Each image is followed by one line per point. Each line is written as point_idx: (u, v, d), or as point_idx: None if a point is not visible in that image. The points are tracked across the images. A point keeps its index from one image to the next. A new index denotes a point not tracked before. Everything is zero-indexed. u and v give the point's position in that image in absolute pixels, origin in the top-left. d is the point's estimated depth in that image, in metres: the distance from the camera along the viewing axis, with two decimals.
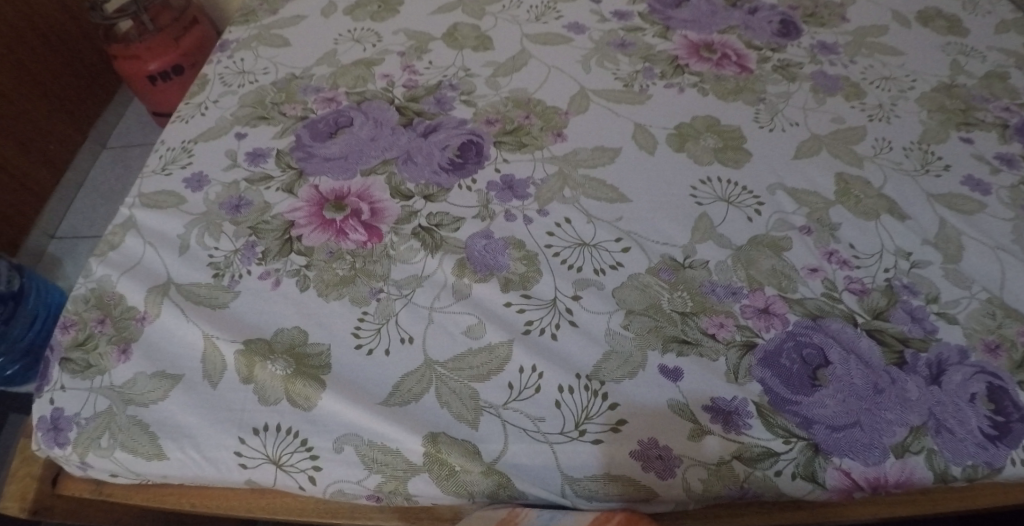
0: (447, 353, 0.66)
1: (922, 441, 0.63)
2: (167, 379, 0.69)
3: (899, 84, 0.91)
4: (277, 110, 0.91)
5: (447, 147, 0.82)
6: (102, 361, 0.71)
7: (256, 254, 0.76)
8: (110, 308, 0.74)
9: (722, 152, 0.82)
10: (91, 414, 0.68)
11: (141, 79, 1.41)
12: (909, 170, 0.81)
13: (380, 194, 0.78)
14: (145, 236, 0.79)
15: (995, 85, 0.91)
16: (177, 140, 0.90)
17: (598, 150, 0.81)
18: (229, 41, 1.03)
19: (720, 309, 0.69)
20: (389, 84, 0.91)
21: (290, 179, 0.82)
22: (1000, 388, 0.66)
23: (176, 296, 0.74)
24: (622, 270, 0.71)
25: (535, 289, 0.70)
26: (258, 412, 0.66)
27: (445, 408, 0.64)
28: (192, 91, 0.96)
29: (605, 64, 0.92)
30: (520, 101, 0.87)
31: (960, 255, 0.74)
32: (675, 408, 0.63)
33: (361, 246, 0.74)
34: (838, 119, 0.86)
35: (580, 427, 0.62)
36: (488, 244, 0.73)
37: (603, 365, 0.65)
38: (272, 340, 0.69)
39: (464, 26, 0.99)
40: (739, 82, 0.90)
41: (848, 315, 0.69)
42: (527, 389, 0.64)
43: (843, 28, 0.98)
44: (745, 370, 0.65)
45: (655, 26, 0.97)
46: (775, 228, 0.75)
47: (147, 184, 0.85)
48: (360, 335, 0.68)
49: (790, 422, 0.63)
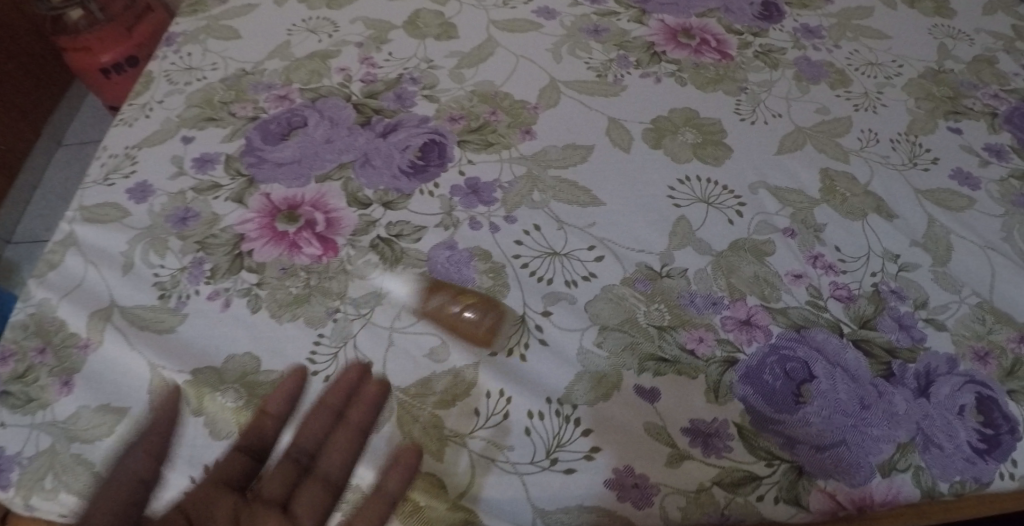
0: (409, 379, 0.62)
1: (910, 458, 0.60)
2: (112, 413, 0.65)
3: (885, 69, 0.86)
4: (227, 110, 0.84)
5: (408, 148, 0.77)
6: (42, 395, 0.66)
7: (205, 272, 0.71)
8: (50, 336, 0.68)
9: (702, 148, 0.77)
10: (34, 453, 0.63)
11: (92, 71, 1.33)
12: (896, 164, 0.77)
13: (336, 202, 0.73)
14: (86, 253, 0.73)
15: (983, 70, 0.87)
16: (120, 146, 0.83)
17: (570, 148, 0.76)
18: (175, 33, 0.95)
19: (699, 323, 0.65)
20: (346, 78, 0.85)
21: (239, 187, 0.77)
22: (989, 398, 0.63)
23: (120, 322, 0.68)
24: (595, 281, 0.67)
25: (502, 305, 0.65)
26: (210, 448, 0.62)
27: (408, 439, 0.60)
28: (135, 91, 0.90)
29: (578, 52, 0.86)
30: (486, 95, 0.82)
31: (949, 256, 0.70)
32: (652, 431, 0.60)
33: (316, 262, 0.70)
34: (823, 109, 0.81)
35: (552, 456, 0.59)
36: (452, 255, 0.69)
37: (575, 387, 0.62)
38: (222, 368, 0.65)
39: (427, 13, 0.92)
40: (719, 71, 0.85)
41: (833, 325, 0.65)
42: (494, 416, 0.60)
43: (827, 10, 0.93)
44: (725, 388, 0.62)
45: (630, 10, 0.91)
46: (757, 231, 0.70)
47: (89, 195, 0.78)
48: (315, 361, 0.64)
49: (772, 443, 0.59)
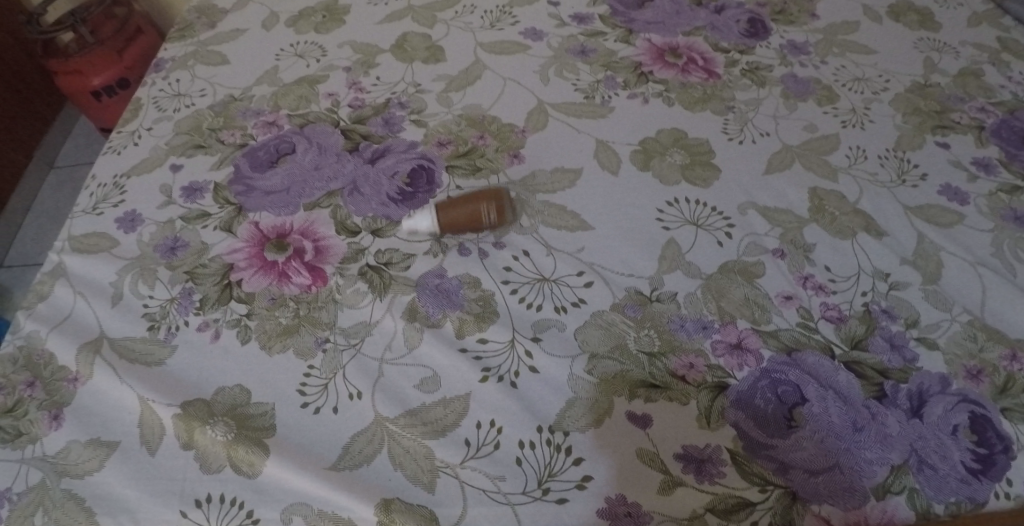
0: (400, 409, 0.62)
1: (904, 480, 0.59)
2: (103, 447, 0.64)
3: (872, 85, 0.86)
4: (215, 137, 0.84)
5: (396, 174, 0.77)
6: (33, 428, 0.65)
7: (194, 303, 0.70)
8: (39, 369, 0.68)
9: (690, 169, 0.77)
10: (23, 488, 0.62)
11: (84, 94, 1.33)
12: (884, 180, 0.77)
13: (325, 230, 0.73)
14: (76, 284, 0.73)
15: (969, 83, 0.87)
16: (109, 174, 0.83)
17: (559, 172, 0.76)
18: (164, 59, 0.95)
19: (690, 348, 0.65)
20: (334, 103, 0.85)
21: (228, 216, 0.76)
22: (983, 417, 0.62)
23: (110, 354, 0.68)
24: (585, 307, 0.67)
25: (492, 332, 0.66)
26: (200, 482, 0.61)
27: (399, 471, 0.60)
28: (124, 118, 0.89)
29: (565, 74, 0.86)
30: (474, 119, 0.82)
31: (939, 273, 0.70)
32: (645, 458, 0.59)
33: (305, 291, 0.70)
34: (811, 127, 0.81)
35: (543, 485, 0.58)
36: (442, 283, 0.69)
37: (567, 415, 0.61)
38: (212, 400, 0.65)
39: (414, 36, 0.93)
40: (706, 90, 0.85)
41: (824, 347, 0.65)
42: (485, 446, 0.60)
43: (813, 26, 0.93)
44: (717, 413, 0.62)
45: (617, 30, 0.91)
46: (746, 253, 0.70)
47: (78, 225, 0.78)
48: (306, 392, 0.64)
49: (765, 469, 0.59)
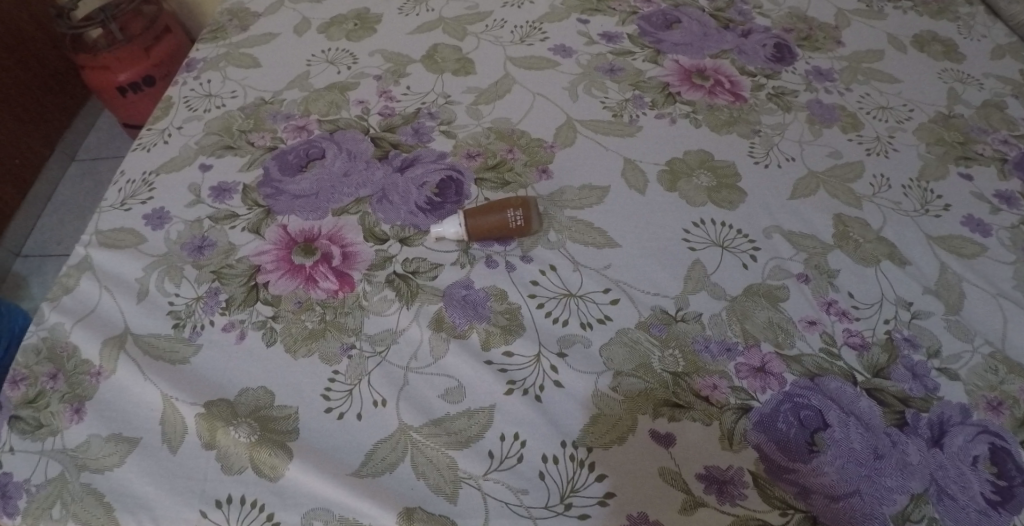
0: (424, 418, 0.63)
1: (924, 509, 0.59)
2: (124, 442, 0.64)
3: (896, 114, 0.87)
4: (245, 138, 0.85)
5: (426, 184, 0.78)
6: (53, 421, 0.66)
7: (220, 303, 0.71)
8: (63, 362, 0.69)
9: (716, 191, 0.78)
10: (42, 480, 0.63)
11: (110, 90, 1.34)
12: (908, 210, 0.77)
13: (353, 236, 0.74)
14: (101, 279, 0.74)
15: (992, 115, 0.87)
16: (138, 171, 0.84)
17: (586, 189, 0.77)
18: (197, 60, 0.96)
19: (714, 370, 0.65)
20: (364, 111, 0.86)
21: (256, 218, 0.77)
22: (1003, 449, 0.62)
23: (134, 350, 0.68)
24: (610, 324, 0.67)
25: (517, 345, 0.66)
26: (221, 483, 0.62)
27: (422, 480, 0.60)
28: (154, 116, 0.90)
29: (593, 91, 0.87)
30: (503, 133, 0.83)
31: (961, 304, 0.70)
32: (667, 477, 0.60)
33: (331, 296, 0.70)
34: (836, 153, 0.82)
35: (566, 500, 0.59)
36: (469, 294, 0.69)
37: (590, 431, 0.62)
38: (236, 401, 0.65)
39: (445, 48, 0.94)
40: (732, 113, 0.86)
41: (847, 373, 0.65)
42: (508, 459, 0.61)
43: (838, 53, 0.94)
44: (740, 435, 0.62)
45: (645, 50, 0.93)
46: (771, 276, 0.71)
47: (105, 220, 0.79)
48: (330, 397, 0.64)
49: (787, 492, 0.60)
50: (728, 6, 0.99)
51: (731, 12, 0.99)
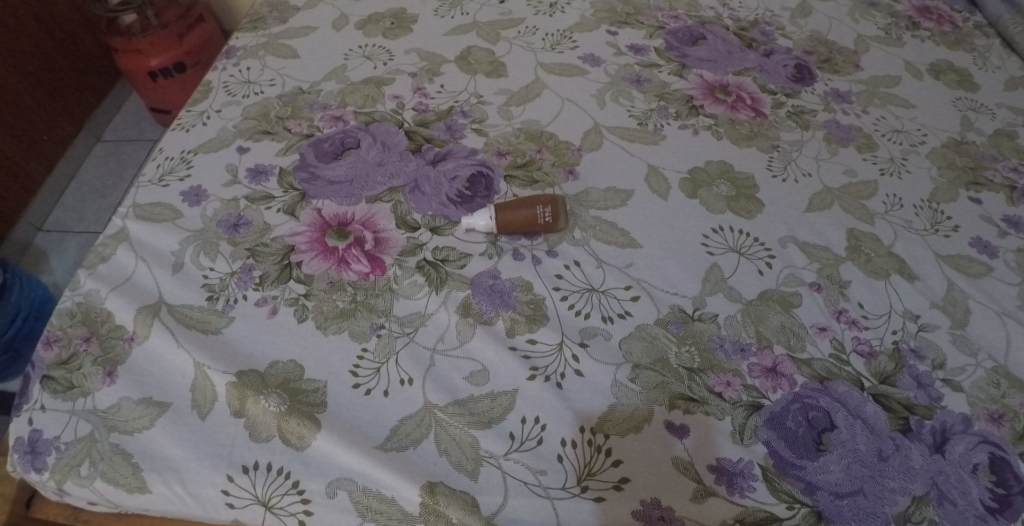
0: (450, 398, 0.65)
1: (924, 512, 0.62)
2: (154, 406, 0.66)
3: (910, 137, 0.90)
4: (282, 125, 0.88)
5: (457, 178, 0.81)
6: (85, 382, 0.67)
7: (254, 279, 0.73)
8: (97, 326, 0.71)
9: (735, 200, 0.81)
10: (71, 438, 0.65)
11: (141, 73, 1.37)
12: (918, 229, 0.81)
13: (385, 222, 0.77)
14: (138, 250, 0.76)
15: (1003, 143, 0.91)
16: (176, 149, 0.86)
17: (611, 191, 0.81)
18: (236, 48, 1.00)
19: (727, 368, 0.68)
20: (399, 106, 0.90)
21: (292, 200, 0.79)
22: (1002, 459, 0.65)
23: (168, 319, 0.70)
24: (630, 319, 0.70)
25: (541, 334, 0.69)
26: (248, 450, 0.64)
27: (445, 457, 0.63)
28: (193, 98, 0.93)
29: (620, 100, 0.91)
30: (532, 134, 0.86)
31: (967, 320, 0.73)
32: (679, 466, 0.63)
33: (363, 278, 0.73)
34: (850, 171, 0.85)
35: (582, 483, 0.62)
36: (495, 284, 0.72)
37: (607, 420, 0.65)
38: (266, 373, 0.67)
39: (478, 50, 0.97)
40: (753, 127, 0.89)
41: (855, 378, 0.68)
42: (529, 441, 0.63)
43: (857, 77, 0.98)
44: (751, 431, 0.65)
45: (671, 64, 0.96)
46: (786, 283, 0.74)
47: (142, 194, 0.81)
48: (358, 374, 0.67)
49: (793, 487, 0.62)
50: (752, 27, 1.03)
51: (754, 32, 1.03)
